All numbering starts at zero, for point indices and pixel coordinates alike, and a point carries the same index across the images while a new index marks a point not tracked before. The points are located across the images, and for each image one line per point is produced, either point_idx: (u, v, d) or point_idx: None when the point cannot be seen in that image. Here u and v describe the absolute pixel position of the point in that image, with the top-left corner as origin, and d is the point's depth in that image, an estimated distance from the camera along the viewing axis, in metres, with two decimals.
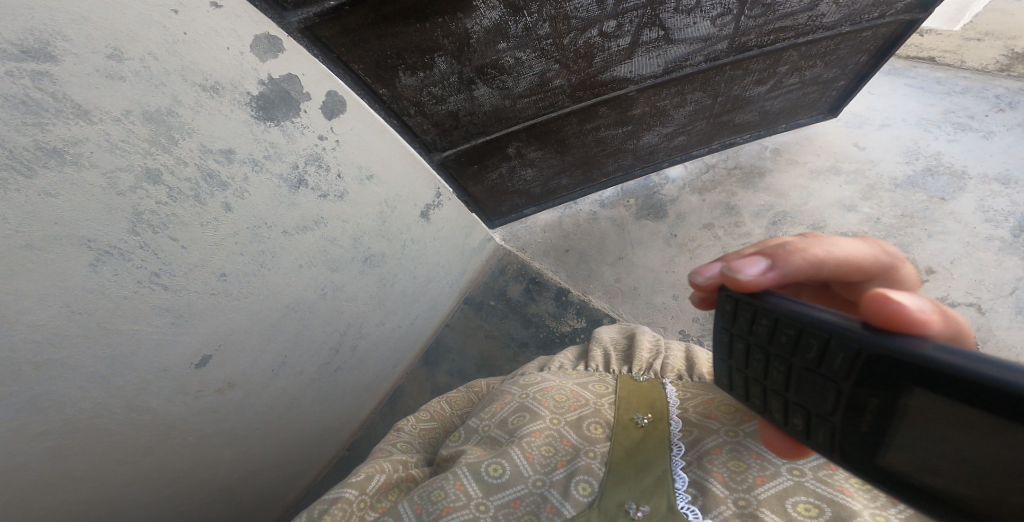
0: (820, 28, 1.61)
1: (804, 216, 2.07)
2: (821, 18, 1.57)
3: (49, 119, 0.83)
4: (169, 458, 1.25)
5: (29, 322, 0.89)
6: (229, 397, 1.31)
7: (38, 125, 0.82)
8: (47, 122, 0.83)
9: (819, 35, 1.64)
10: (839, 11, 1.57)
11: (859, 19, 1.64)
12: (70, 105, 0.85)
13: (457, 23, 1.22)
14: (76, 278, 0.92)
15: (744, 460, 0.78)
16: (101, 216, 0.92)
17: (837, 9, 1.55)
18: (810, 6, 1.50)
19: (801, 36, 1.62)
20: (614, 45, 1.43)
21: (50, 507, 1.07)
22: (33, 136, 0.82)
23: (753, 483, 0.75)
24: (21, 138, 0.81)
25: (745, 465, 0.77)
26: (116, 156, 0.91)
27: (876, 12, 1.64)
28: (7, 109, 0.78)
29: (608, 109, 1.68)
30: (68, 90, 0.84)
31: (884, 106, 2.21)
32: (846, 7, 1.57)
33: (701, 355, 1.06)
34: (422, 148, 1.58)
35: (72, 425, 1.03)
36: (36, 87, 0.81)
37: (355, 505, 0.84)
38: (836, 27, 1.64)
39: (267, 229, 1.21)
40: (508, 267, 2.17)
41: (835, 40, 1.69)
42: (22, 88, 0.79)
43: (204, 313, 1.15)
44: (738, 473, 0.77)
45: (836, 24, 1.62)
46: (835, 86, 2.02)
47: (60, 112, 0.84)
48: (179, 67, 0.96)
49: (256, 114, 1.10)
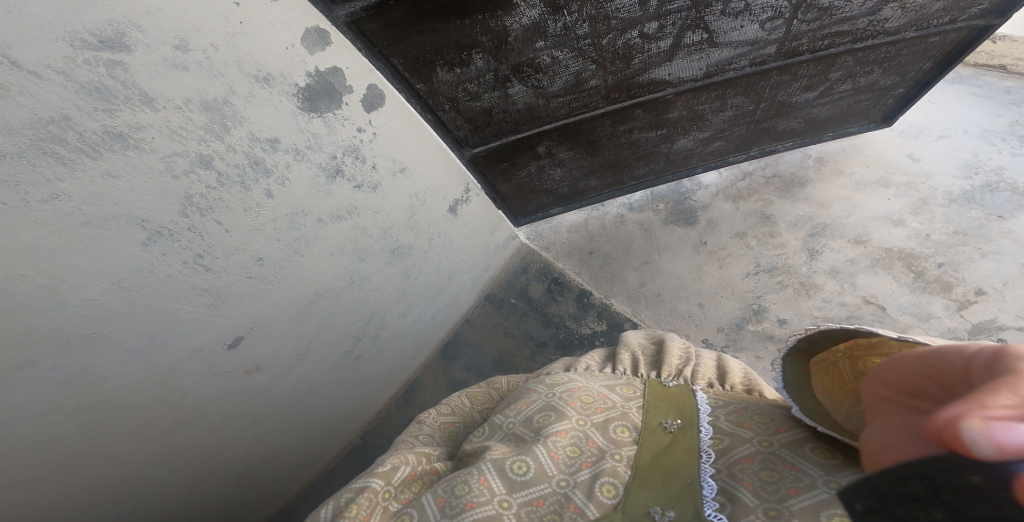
0: (881, 33, 1.57)
1: (846, 229, 2.02)
2: (883, 23, 1.53)
3: (118, 105, 0.85)
4: (194, 436, 1.29)
5: (81, 296, 0.93)
6: (255, 380, 1.34)
7: (108, 111, 0.85)
8: (116, 108, 0.85)
9: (879, 40, 1.59)
10: (904, 17, 1.54)
11: (926, 24, 1.60)
12: (138, 93, 0.87)
13: (496, 21, 1.22)
14: (127, 256, 0.95)
15: (778, 470, 0.76)
16: (155, 198, 0.94)
17: (901, 14, 1.52)
18: (871, 11, 1.47)
19: (859, 42, 1.58)
20: (654, 47, 1.41)
21: (79, 479, 1.12)
22: (102, 120, 0.84)
23: (786, 494, 0.72)
24: (92, 122, 0.84)
25: (779, 475, 0.75)
26: (174, 141, 0.94)
27: (948, 17, 1.59)
28: (82, 94, 0.81)
29: (643, 111, 1.66)
30: (137, 78, 0.86)
31: (945, 116, 2.19)
32: (912, 12, 1.53)
33: (733, 364, 1.05)
34: (454, 143, 1.58)
35: (106, 400, 1.06)
36: (109, 75, 0.83)
37: (381, 496, 0.83)
38: (899, 32, 1.60)
39: (304, 217, 1.22)
40: (531, 266, 2.17)
41: (898, 45, 1.65)
42: (97, 75, 0.82)
43: (241, 294, 1.18)
44: (771, 483, 0.74)
45: (900, 29, 1.58)
46: (892, 94, 1.97)
47: (128, 99, 0.86)
48: (236, 58, 0.97)
49: (301, 105, 1.11)
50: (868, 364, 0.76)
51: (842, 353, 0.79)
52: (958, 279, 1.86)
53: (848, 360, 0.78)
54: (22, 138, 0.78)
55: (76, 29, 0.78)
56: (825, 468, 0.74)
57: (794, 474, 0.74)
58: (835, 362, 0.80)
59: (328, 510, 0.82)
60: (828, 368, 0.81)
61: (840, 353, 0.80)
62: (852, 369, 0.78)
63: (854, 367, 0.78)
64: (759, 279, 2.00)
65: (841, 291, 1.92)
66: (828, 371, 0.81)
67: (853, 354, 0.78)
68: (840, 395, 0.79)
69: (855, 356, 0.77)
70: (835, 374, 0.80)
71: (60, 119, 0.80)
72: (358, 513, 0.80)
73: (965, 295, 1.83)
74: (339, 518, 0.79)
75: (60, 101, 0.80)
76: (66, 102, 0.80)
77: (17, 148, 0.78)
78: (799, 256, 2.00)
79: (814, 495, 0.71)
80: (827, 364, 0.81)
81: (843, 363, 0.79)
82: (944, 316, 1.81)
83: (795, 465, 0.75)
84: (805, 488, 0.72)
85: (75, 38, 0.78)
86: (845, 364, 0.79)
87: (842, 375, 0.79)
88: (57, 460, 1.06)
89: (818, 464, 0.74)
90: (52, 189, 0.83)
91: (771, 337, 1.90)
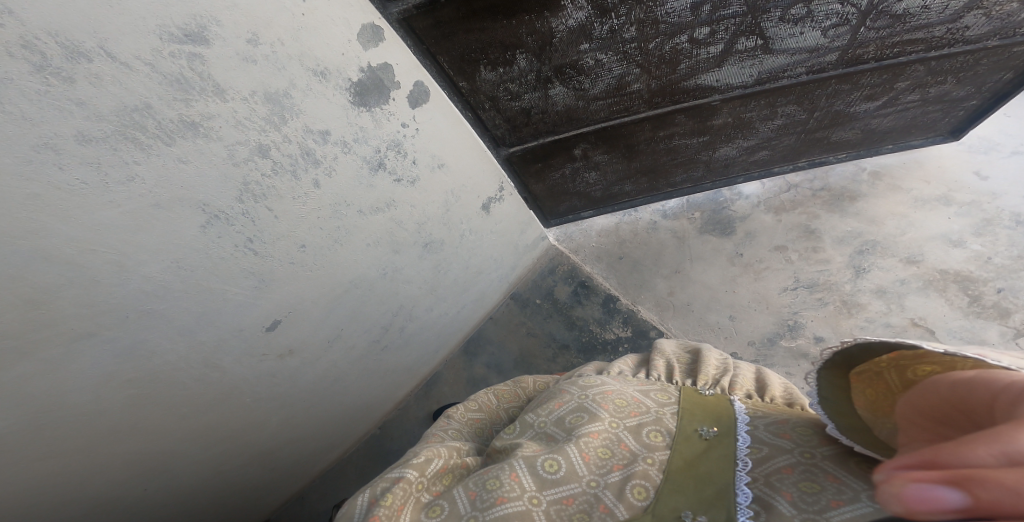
0: (961, 40, 1.50)
1: (898, 247, 1.94)
2: (964, 31, 1.47)
3: (195, 96, 0.87)
4: (226, 415, 1.33)
5: (142, 273, 0.96)
6: (287, 363, 1.37)
7: (185, 101, 0.87)
8: (192, 99, 0.87)
9: (957, 49, 1.53)
10: (988, 25, 1.46)
11: (1011, 33, 1.51)
12: (211, 85, 0.89)
13: (543, 22, 1.22)
14: (187, 238, 0.98)
15: (819, 481, 0.73)
16: (217, 184, 0.97)
17: (984, 22, 1.45)
18: (951, 18, 1.41)
19: (933, 51, 1.52)
20: (704, 52, 1.39)
21: (120, 450, 1.17)
22: (178, 109, 0.87)
23: (826, 506, 0.69)
24: (169, 111, 0.86)
25: (820, 486, 0.72)
26: (239, 131, 0.96)
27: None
28: (164, 85, 0.83)
29: (685, 117, 1.63)
30: (213, 71, 0.88)
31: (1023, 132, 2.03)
32: (998, 21, 1.45)
33: (773, 378, 1.02)
34: (491, 141, 1.58)
35: (153, 376, 1.10)
36: (189, 67, 0.85)
37: (414, 487, 0.83)
38: (980, 41, 1.52)
39: (346, 207, 1.24)
40: (558, 268, 2.16)
41: (978, 54, 1.57)
42: (179, 67, 0.84)
43: (284, 279, 1.21)
44: (810, 494, 0.71)
45: (983, 37, 1.51)
46: (965, 106, 1.86)
47: (203, 91, 0.88)
48: (298, 52, 0.98)
49: (352, 100, 1.12)
50: (918, 374, 0.70)
51: (887, 364, 0.74)
52: (1018, 306, 1.80)
53: (894, 371, 0.73)
54: (107, 123, 0.80)
55: (166, 23, 0.79)
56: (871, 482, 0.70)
57: (836, 486, 0.71)
58: (878, 373, 0.75)
59: (364, 497, 0.82)
60: (872, 380, 0.76)
61: (884, 363, 0.75)
62: (900, 380, 0.72)
63: (902, 377, 0.72)
64: (798, 294, 1.96)
65: (887, 312, 1.87)
66: (872, 383, 0.76)
67: (900, 364, 0.72)
68: (886, 407, 0.74)
69: (902, 367, 0.72)
70: (880, 385, 0.75)
71: (143, 107, 0.82)
72: (394, 500, 0.80)
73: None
74: (376, 506, 0.79)
75: (145, 91, 0.82)
76: (150, 92, 0.82)
77: (102, 132, 0.80)
78: (843, 273, 1.95)
79: (856, 508, 0.67)
80: (870, 375, 0.77)
81: (889, 373, 0.74)
82: (999, 343, 1.77)
83: (838, 478, 0.72)
84: (847, 500, 0.69)
85: (164, 31, 0.80)
86: (890, 374, 0.74)
87: (889, 385, 0.74)
88: (101, 432, 1.11)
89: (862, 479, 0.71)
90: (129, 172, 0.85)
91: (805, 355, 1.87)
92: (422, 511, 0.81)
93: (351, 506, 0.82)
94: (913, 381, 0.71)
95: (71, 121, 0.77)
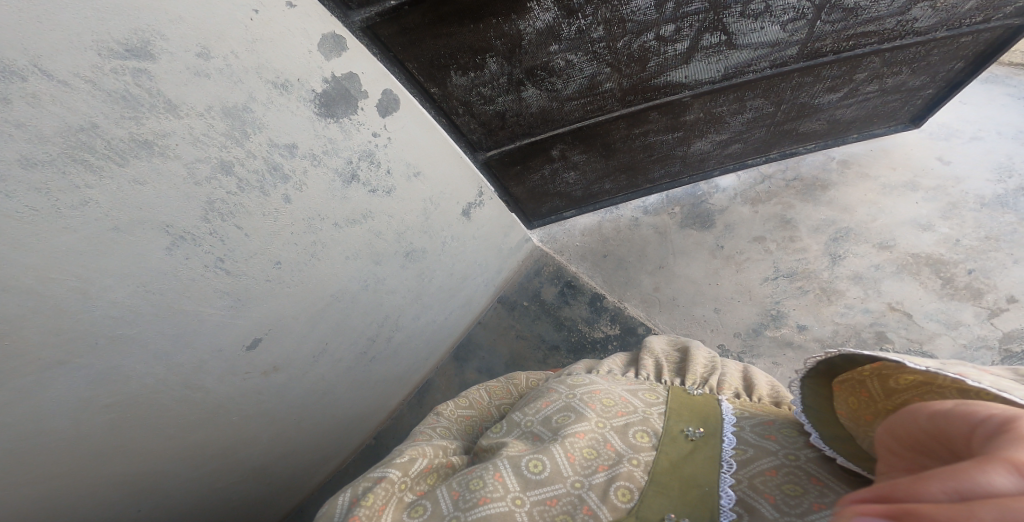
0: (910, 33, 1.53)
1: (870, 233, 1.98)
2: (912, 23, 1.49)
3: (144, 113, 0.85)
4: (214, 434, 1.26)
5: (108, 300, 0.93)
6: (273, 380, 1.33)
7: (134, 118, 0.84)
8: (142, 117, 0.85)
9: (907, 41, 1.55)
10: (935, 16, 1.49)
11: (957, 24, 1.55)
12: (162, 101, 0.87)
13: (510, 25, 1.21)
14: (152, 261, 0.95)
15: (802, 484, 0.73)
16: (179, 204, 0.94)
17: (931, 14, 1.47)
18: (898, 11, 1.43)
19: (886, 43, 1.54)
20: (670, 49, 1.39)
21: (100, 477, 1.09)
22: (128, 128, 0.84)
23: (807, 509, 0.70)
24: (119, 130, 0.83)
25: (802, 489, 0.72)
26: (197, 148, 0.94)
27: (982, 16, 1.54)
28: (108, 103, 0.81)
29: (659, 114, 1.64)
30: (162, 86, 0.86)
31: (977, 118, 2.13)
32: (943, 13, 1.48)
33: (760, 377, 1.02)
34: (468, 147, 1.57)
35: (133, 399, 1.05)
36: (135, 83, 0.83)
37: (397, 486, 0.82)
38: (928, 33, 1.55)
39: (320, 221, 1.22)
40: (544, 269, 2.15)
41: (928, 45, 1.60)
42: (124, 84, 0.82)
43: (259, 297, 1.18)
44: (793, 497, 0.72)
45: (931, 29, 1.54)
46: (923, 94, 1.91)
47: (153, 107, 0.86)
48: (255, 65, 0.97)
49: (318, 111, 1.11)
50: (901, 383, 0.73)
51: (870, 373, 0.77)
52: (989, 287, 1.82)
53: (876, 380, 0.76)
54: (52, 146, 0.78)
55: (104, 38, 0.78)
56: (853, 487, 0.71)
57: (818, 489, 0.72)
58: (862, 382, 0.77)
59: (345, 498, 0.81)
60: (854, 387, 0.78)
61: (866, 372, 0.77)
62: (882, 388, 0.75)
63: (885, 386, 0.75)
64: (778, 284, 1.97)
65: (865, 297, 1.88)
66: (854, 391, 0.78)
67: (882, 373, 0.75)
68: (868, 415, 0.76)
69: (885, 376, 0.75)
70: (862, 393, 0.77)
71: (89, 127, 0.80)
72: (374, 502, 0.79)
73: (997, 302, 1.78)
74: (356, 506, 0.78)
75: (89, 109, 0.80)
76: (94, 110, 0.80)
77: (49, 155, 0.78)
78: (820, 261, 1.97)
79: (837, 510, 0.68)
80: (853, 383, 0.79)
81: (871, 382, 0.76)
82: (974, 324, 1.77)
83: (820, 480, 0.73)
84: (828, 504, 0.70)
85: (103, 47, 0.78)
86: (873, 383, 0.76)
87: (871, 394, 0.76)
88: (86, 455, 1.04)
89: (845, 483, 0.72)
90: (82, 196, 0.83)
91: (790, 344, 1.87)
92: (405, 511, 0.80)
93: (331, 507, 0.81)
94: (895, 390, 0.73)
95: (11, 144, 0.74)
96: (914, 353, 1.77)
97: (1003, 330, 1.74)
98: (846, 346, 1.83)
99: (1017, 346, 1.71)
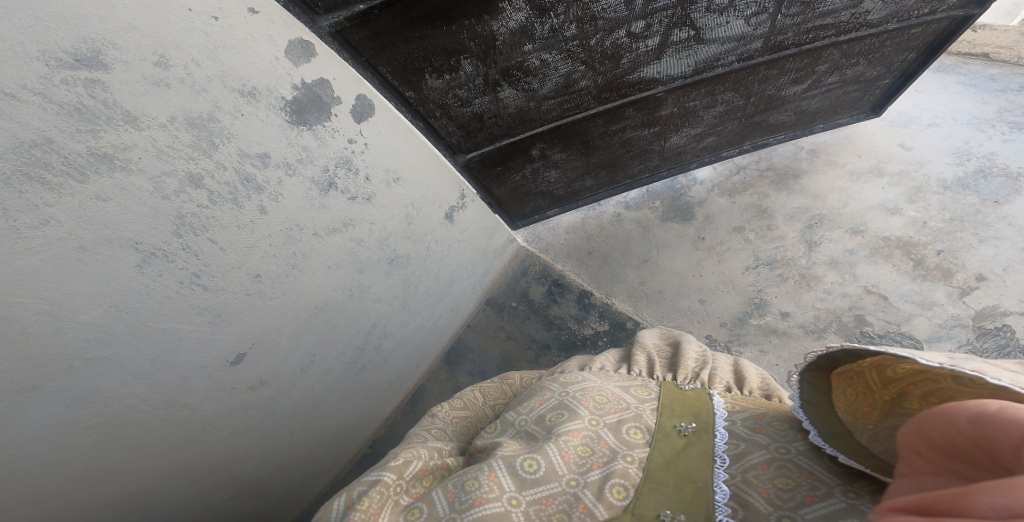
0: (863, 25, 1.56)
1: (842, 219, 2.02)
2: (866, 16, 1.53)
3: (101, 126, 0.85)
4: (205, 451, 1.25)
5: (80, 320, 0.91)
6: (261, 394, 1.32)
7: (91, 132, 0.84)
8: (99, 129, 0.85)
9: (863, 32, 1.59)
10: (886, 8, 1.53)
11: (907, 16, 1.59)
12: (120, 112, 0.86)
13: (483, 25, 1.22)
14: (124, 279, 0.94)
15: (794, 477, 0.75)
16: (148, 219, 0.94)
17: (882, 6, 1.51)
18: (852, 4, 1.46)
19: (843, 35, 1.58)
20: (642, 46, 1.40)
21: (88, 501, 1.07)
22: (86, 142, 0.84)
23: (800, 502, 0.72)
24: (75, 144, 0.83)
25: (795, 482, 0.74)
26: (162, 161, 0.93)
27: (928, 8, 1.58)
28: (63, 116, 0.81)
29: (635, 110, 1.65)
30: (119, 97, 0.86)
31: (932, 106, 2.19)
32: (893, 5, 1.52)
33: (749, 370, 1.04)
34: (447, 150, 1.58)
35: (116, 420, 1.04)
36: (89, 94, 0.82)
37: (392, 490, 0.82)
38: (881, 24, 1.59)
39: (300, 231, 1.22)
40: (530, 269, 2.15)
41: (881, 37, 1.64)
42: (77, 96, 0.81)
43: (240, 311, 1.17)
44: (786, 490, 0.74)
45: (883, 20, 1.57)
46: (880, 84, 1.97)
47: (111, 119, 0.86)
48: (219, 73, 0.97)
49: (290, 119, 1.11)
50: (897, 373, 0.74)
51: (867, 364, 0.77)
52: (958, 267, 1.86)
53: (874, 371, 0.77)
54: (6, 163, 0.76)
55: (51, 48, 0.77)
56: (842, 479, 0.74)
57: (810, 482, 0.74)
58: (860, 372, 0.79)
59: (339, 502, 0.80)
60: (853, 379, 0.80)
61: (865, 363, 0.78)
62: (879, 379, 0.77)
63: (882, 375, 0.76)
64: (759, 273, 2.00)
65: (841, 282, 1.91)
66: (852, 382, 0.80)
67: (880, 364, 0.76)
68: (865, 406, 0.78)
69: (883, 366, 0.76)
70: (860, 384, 0.79)
71: (43, 142, 0.79)
72: (370, 505, 0.79)
73: (967, 281, 1.83)
74: (351, 511, 0.78)
75: (42, 124, 0.79)
76: (47, 124, 0.79)
77: (3, 174, 0.76)
78: (798, 248, 2.00)
79: (829, 504, 0.71)
80: (851, 375, 0.80)
81: (869, 372, 0.78)
82: (947, 304, 1.81)
83: (812, 473, 0.75)
84: (820, 496, 0.72)
85: (50, 57, 0.78)
86: (871, 373, 0.77)
87: (869, 384, 0.78)
88: (71, 477, 1.02)
89: (834, 474, 0.75)
90: (42, 215, 0.82)
91: (774, 331, 1.90)
92: (400, 515, 0.80)
93: (326, 512, 0.81)
94: (891, 380, 0.75)
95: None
96: (893, 335, 1.80)
97: (975, 309, 1.78)
98: (827, 331, 1.86)
99: (990, 324, 1.75)
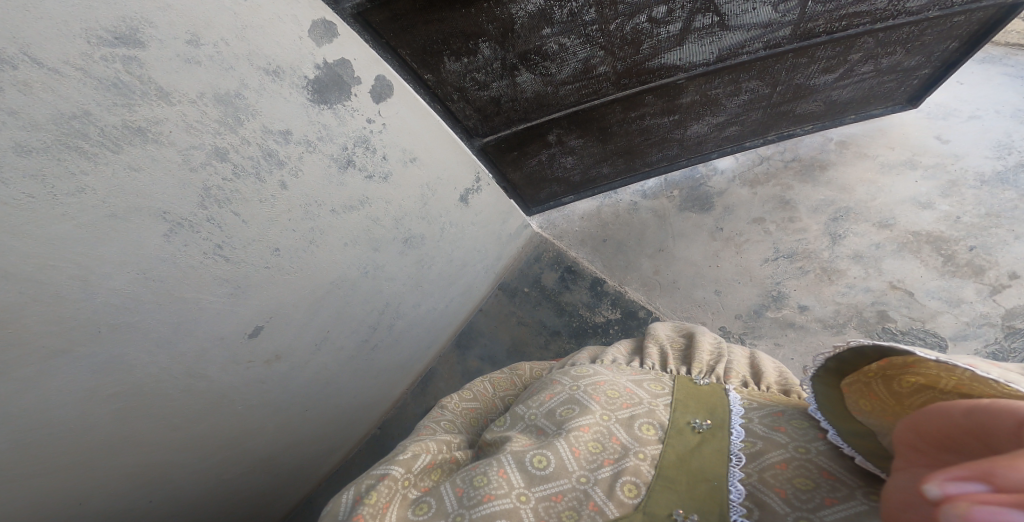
0: (901, 12, 1.50)
1: (870, 212, 1.97)
2: (904, 3, 1.47)
3: (136, 100, 0.87)
4: (219, 425, 1.30)
5: (108, 287, 0.95)
6: (275, 369, 1.36)
7: (126, 106, 0.86)
8: (134, 103, 0.87)
9: (900, 20, 1.53)
10: None
11: (949, 3, 1.52)
12: (153, 88, 0.89)
13: (503, 9, 1.21)
14: (151, 247, 0.97)
15: (813, 478, 0.74)
16: (176, 190, 0.97)
17: None
18: None
19: (878, 22, 1.52)
20: (663, 31, 1.38)
21: (106, 470, 1.13)
22: (121, 115, 0.86)
23: (819, 504, 0.71)
24: (111, 117, 0.85)
25: (814, 483, 0.74)
26: (191, 134, 0.95)
27: None
28: (100, 90, 0.83)
29: (654, 97, 1.63)
30: (153, 73, 0.88)
31: (974, 97, 2.10)
32: None
33: (766, 364, 1.03)
34: (464, 133, 1.57)
35: (139, 388, 1.08)
36: (125, 70, 0.85)
37: (400, 483, 0.84)
38: (921, 12, 1.53)
39: (317, 207, 1.24)
40: (544, 255, 2.15)
41: (921, 25, 1.58)
42: (115, 71, 0.84)
43: (259, 284, 1.20)
44: (804, 491, 0.73)
45: (923, 8, 1.51)
46: (918, 75, 1.90)
47: (145, 94, 0.88)
48: (246, 52, 0.99)
49: (311, 97, 1.12)
50: (904, 386, 0.74)
51: (874, 374, 0.78)
52: (990, 264, 1.80)
53: (881, 381, 0.77)
54: (46, 133, 0.80)
55: (92, 25, 0.80)
56: (862, 480, 0.73)
57: (830, 483, 0.73)
58: (866, 383, 0.79)
59: (348, 496, 0.83)
60: (863, 391, 0.79)
61: (870, 373, 0.78)
62: (888, 390, 0.76)
63: (889, 388, 0.76)
64: (779, 265, 1.96)
65: (865, 276, 1.87)
66: (864, 394, 0.79)
67: (886, 375, 0.76)
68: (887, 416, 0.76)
69: (889, 377, 0.76)
70: (872, 395, 0.78)
71: (82, 114, 0.82)
72: (378, 499, 0.80)
73: (999, 278, 1.77)
74: (360, 504, 0.80)
75: (80, 96, 0.81)
76: (86, 98, 0.82)
77: (43, 143, 0.80)
78: (820, 241, 1.96)
79: (849, 507, 0.70)
80: (859, 386, 0.80)
81: (877, 384, 0.78)
82: (976, 301, 1.77)
83: (832, 474, 0.74)
84: (841, 499, 0.71)
85: (92, 34, 0.80)
86: (878, 385, 0.77)
87: (879, 396, 0.77)
88: (93, 446, 1.08)
89: (855, 474, 0.74)
90: (78, 183, 0.85)
91: (791, 324, 1.88)
92: (409, 508, 0.82)
93: (335, 505, 0.83)
94: (901, 393, 0.75)
95: (5, 132, 0.76)
96: (916, 332, 1.77)
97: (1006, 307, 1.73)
98: (846, 326, 1.83)
99: (1020, 323, 1.71)
